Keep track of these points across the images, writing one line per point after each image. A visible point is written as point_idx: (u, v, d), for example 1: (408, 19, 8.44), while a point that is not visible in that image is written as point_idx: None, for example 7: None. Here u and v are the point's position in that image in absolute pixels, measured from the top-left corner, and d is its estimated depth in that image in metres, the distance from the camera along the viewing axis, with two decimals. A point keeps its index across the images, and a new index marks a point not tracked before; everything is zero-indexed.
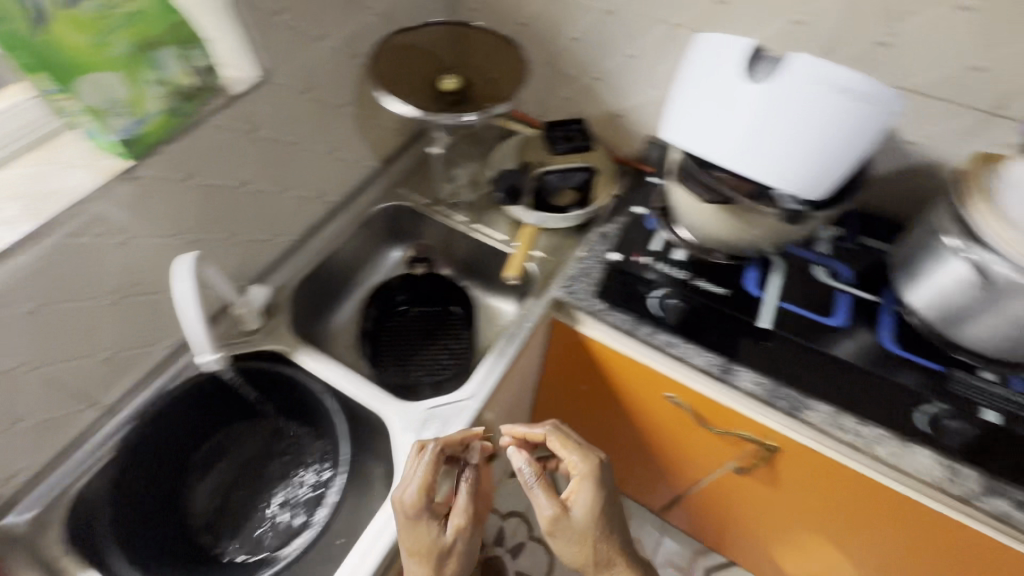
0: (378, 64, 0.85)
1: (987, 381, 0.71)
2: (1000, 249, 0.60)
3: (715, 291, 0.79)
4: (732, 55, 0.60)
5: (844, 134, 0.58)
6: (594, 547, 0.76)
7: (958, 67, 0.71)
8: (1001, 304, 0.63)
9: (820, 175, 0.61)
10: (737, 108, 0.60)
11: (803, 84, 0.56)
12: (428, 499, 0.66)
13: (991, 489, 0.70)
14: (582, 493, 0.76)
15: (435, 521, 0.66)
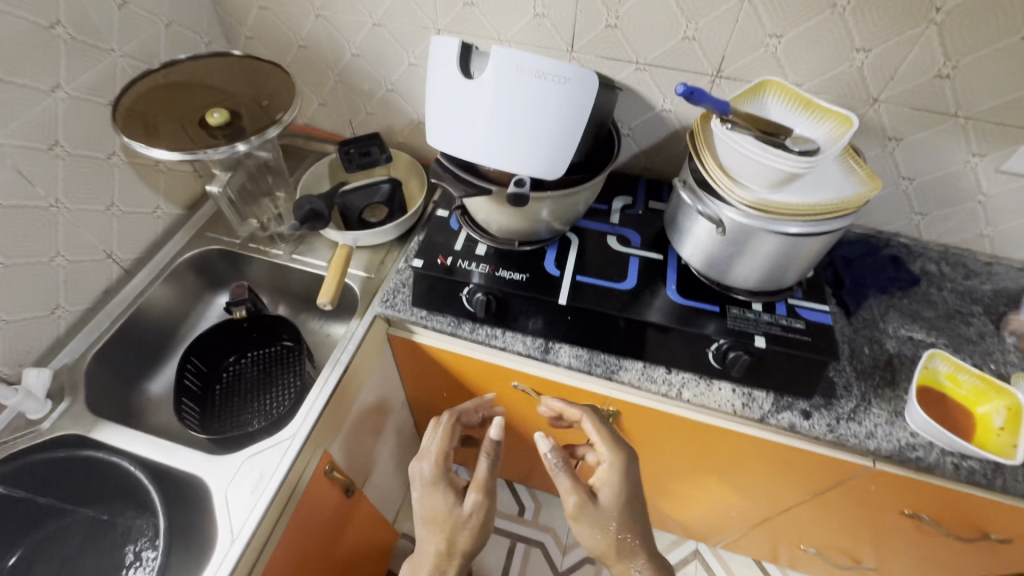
0: (135, 109, 0.81)
1: (756, 313, 0.78)
2: (727, 198, 0.68)
3: (514, 277, 0.81)
4: (446, 56, 0.63)
5: (556, 112, 0.61)
6: (609, 538, 0.69)
7: (676, 40, 0.78)
8: (742, 246, 0.72)
9: (553, 153, 0.63)
10: (460, 106, 0.62)
11: (506, 74, 0.59)
12: (441, 470, 0.73)
13: (777, 405, 0.79)
14: (608, 479, 0.71)
15: (448, 489, 0.72)
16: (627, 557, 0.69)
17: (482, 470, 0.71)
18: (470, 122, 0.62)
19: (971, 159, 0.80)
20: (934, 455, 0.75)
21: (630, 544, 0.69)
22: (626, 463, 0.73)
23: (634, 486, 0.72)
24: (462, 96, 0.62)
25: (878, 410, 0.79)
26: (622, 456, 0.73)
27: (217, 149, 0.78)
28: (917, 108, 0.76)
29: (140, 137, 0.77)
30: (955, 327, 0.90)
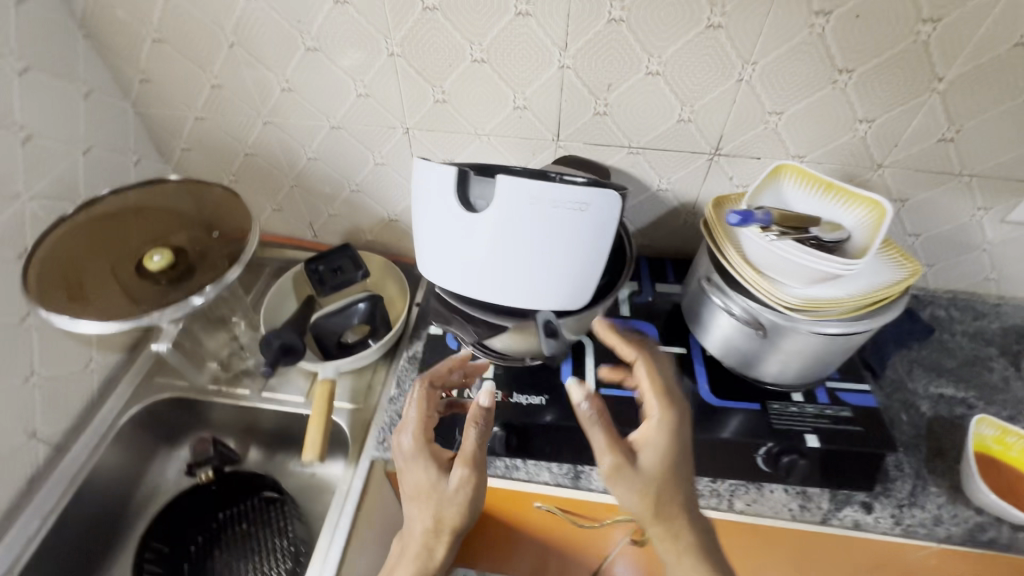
0: (60, 266, 0.68)
1: (798, 405, 0.72)
2: (760, 293, 0.63)
3: (532, 402, 0.72)
4: (442, 188, 0.55)
5: (576, 245, 0.53)
6: (642, 503, 0.54)
7: (671, 122, 0.73)
8: (783, 343, 0.66)
9: (576, 286, 0.56)
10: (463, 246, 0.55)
11: (515, 208, 0.51)
12: (425, 444, 0.62)
13: (836, 502, 0.72)
14: (653, 440, 0.55)
15: (433, 466, 0.60)
16: (662, 522, 0.55)
17: (469, 440, 0.60)
18: (478, 263, 0.55)
19: (976, 212, 0.78)
20: (1005, 532, 0.70)
21: (671, 510, 0.55)
22: (676, 424, 0.56)
23: (682, 441, 0.56)
24: (466, 233, 0.54)
25: (937, 488, 0.74)
26: (669, 408, 0.57)
27: (169, 310, 0.65)
28: (922, 170, 0.73)
29: (70, 306, 0.65)
30: (978, 375, 0.88)
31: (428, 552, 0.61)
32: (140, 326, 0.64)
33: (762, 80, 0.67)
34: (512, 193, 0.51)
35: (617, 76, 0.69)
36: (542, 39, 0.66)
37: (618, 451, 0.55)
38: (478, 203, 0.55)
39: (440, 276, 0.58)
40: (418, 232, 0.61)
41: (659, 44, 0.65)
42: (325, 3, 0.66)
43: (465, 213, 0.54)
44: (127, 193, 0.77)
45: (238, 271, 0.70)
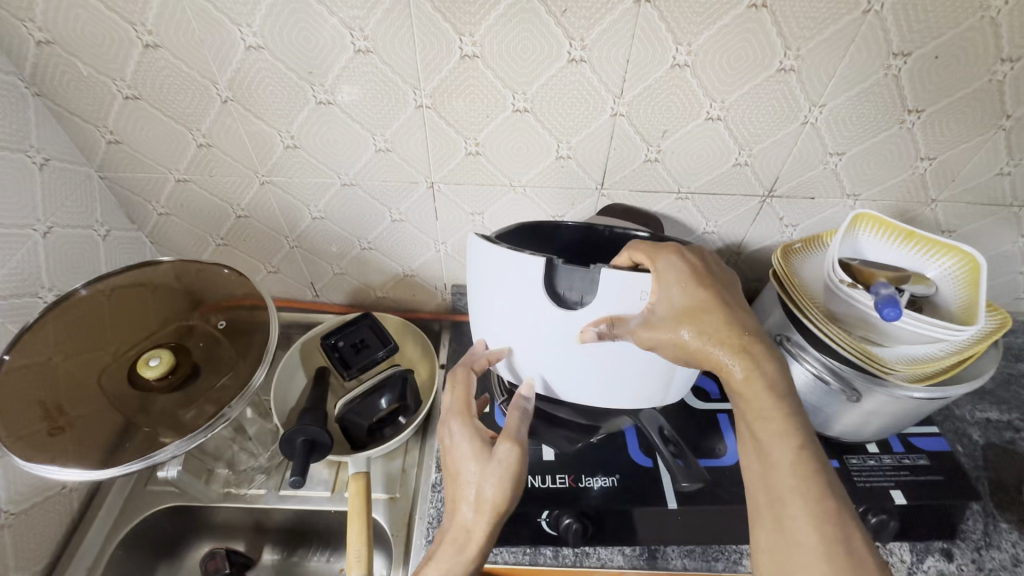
0: (37, 404, 0.56)
1: (876, 458, 0.69)
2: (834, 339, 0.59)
3: (603, 485, 0.66)
4: (535, 284, 0.51)
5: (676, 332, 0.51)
6: (694, 341, 0.48)
7: (727, 167, 0.68)
8: (874, 407, 0.61)
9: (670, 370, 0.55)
10: (554, 333, 0.52)
11: (624, 303, 0.49)
12: (468, 422, 0.59)
13: (917, 553, 0.69)
14: (673, 286, 0.49)
15: (474, 440, 0.57)
16: (720, 349, 0.48)
17: (513, 421, 0.57)
18: (571, 349, 0.53)
19: (1017, 240, 0.77)
20: None
21: (727, 343, 0.48)
22: (687, 260, 0.51)
23: (691, 259, 0.52)
24: (564, 331, 0.52)
25: (1008, 524, 0.72)
26: (666, 245, 0.52)
27: (199, 430, 0.56)
28: (975, 202, 0.72)
29: (71, 453, 0.53)
30: (1017, 395, 0.88)
31: (467, 540, 0.53)
32: (172, 455, 0.54)
33: (827, 122, 0.62)
34: (614, 290, 0.48)
35: (673, 123, 0.63)
36: (595, 86, 0.59)
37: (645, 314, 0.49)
38: (573, 295, 0.51)
39: (529, 364, 0.57)
40: (488, 318, 0.57)
41: (724, 88, 0.59)
42: (343, 52, 0.57)
43: (558, 303, 0.51)
44: (97, 284, 0.67)
45: (270, 358, 0.62)
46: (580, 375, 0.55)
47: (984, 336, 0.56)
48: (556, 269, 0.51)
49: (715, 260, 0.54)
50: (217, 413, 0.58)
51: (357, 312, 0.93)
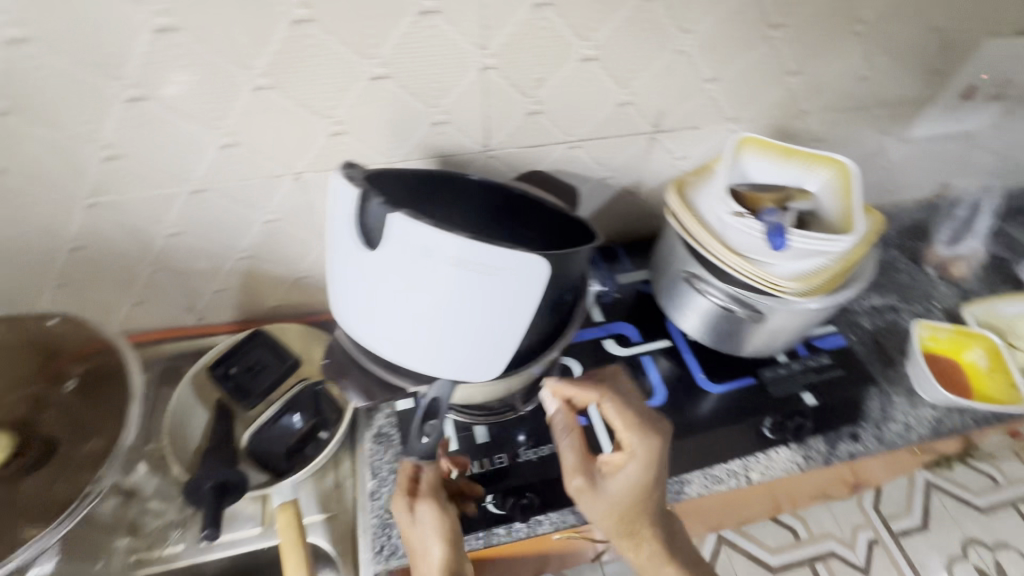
0: None
1: (786, 366, 0.73)
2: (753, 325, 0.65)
3: (542, 453, 0.65)
4: (349, 219, 0.44)
5: (477, 301, 0.43)
6: (615, 526, 0.54)
7: (609, 109, 0.65)
8: (761, 326, 0.64)
9: (478, 353, 0.46)
10: (361, 280, 0.45)
11: (409, 257, 0.41)
12: (410, 504, 0.55)
13: (833, 441, 0.74)
14: (635, 464, 0.54)
15: (409, 519, 0.54)
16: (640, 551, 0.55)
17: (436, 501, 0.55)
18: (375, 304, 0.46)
19: (882, 136, 0.82)
20: (959, 420, 0.80)
21: (633, 525, 0.54)
22: (655, 447, 0.54)
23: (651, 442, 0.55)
24: (379, 279, 0.44)
25: (899, 396, 0.81)
26: (649, 424, 0.55)
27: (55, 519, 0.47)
28: (842, 108, 0.75)
29: None
30: (895, 280, 0.97)
31: None
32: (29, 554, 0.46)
33: (698, 49, 0.61)
34: (404, 238, 0.41)
35: (547, 70, 0.59)
36: (455, 40, 0.53)
37: (588, 471, 0.55)
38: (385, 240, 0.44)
39: (359, 325, 0.48)
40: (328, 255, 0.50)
41: (591, 24, 0.55)
42: (139, 33, 0.47)
43: (366, 243, 0.44)
44: None
45: (141, 412, 0.54)
46: (403, 340, 0.46)
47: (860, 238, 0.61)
48: (371, 206, 0.43)
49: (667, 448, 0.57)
50: (83, 489, 0.49)
51: (251, 327, 0.83)
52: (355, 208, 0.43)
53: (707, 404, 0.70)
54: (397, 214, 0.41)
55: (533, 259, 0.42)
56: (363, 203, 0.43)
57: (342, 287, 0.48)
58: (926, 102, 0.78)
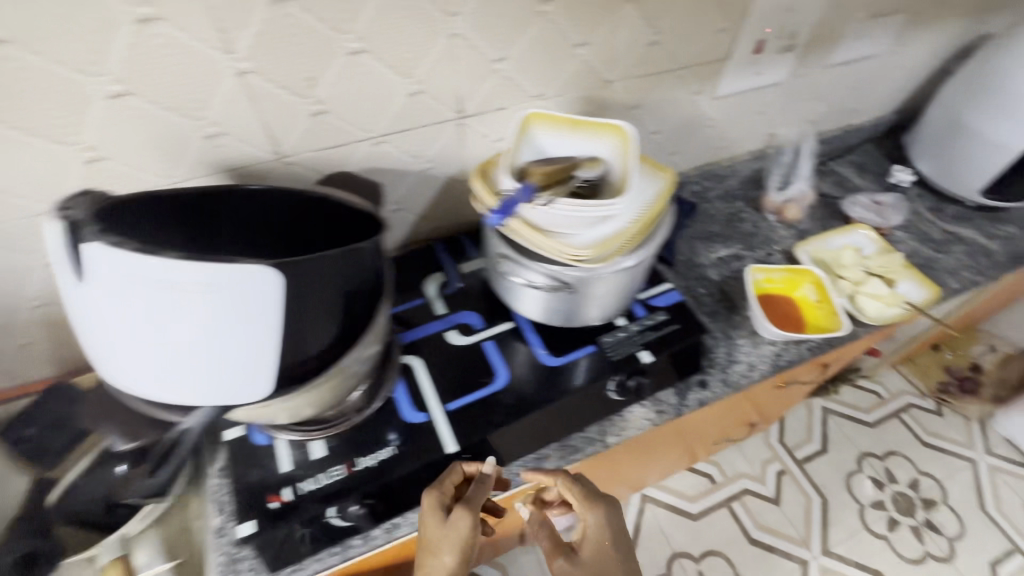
0: None
1: (625, 329, 0.75)
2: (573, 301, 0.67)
3: (381, 458, 0.62)
4: (56, 252, 0.40)
5: (217, 319, 0.41)
6: None
7: (402, 100, 0.64)
8: (588, 297, 0.66)
9: (240, 371, 0.45)
10: (89, 315, 0.42)
11: (127, 284, 0.39)
12: (444, 506, 0.58)
13: (681, 393, 0.78)
14: (593, 529, 0.61)
15: (438, 522, 0.57)
16: None
17: (472, 497, 0.58)
18: (111, 339, 0.42)
19: (694, 97, 0.86)
20: (797, 352, 0.85)
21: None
22: (603, 518, 0.61)
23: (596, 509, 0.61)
24: (104, 312, 0.41)
25: (742, 340, 0.86)
26: (597, 499, 0.62)
27: None
28: (644, 75, 0.77)
29: None
30: (739, 229, 1.03)
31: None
32: None
33: (473, 30, 0.61)
34: (115, 266, 0.38)
35: (315, 68, 0.56)
36: (193, 47, 0.50)
37: (566, 550, 0.62)
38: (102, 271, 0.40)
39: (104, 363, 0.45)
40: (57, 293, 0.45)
41: (344, 16, 0.54)
42: None
43: (81, 276, 0.40)
44: None
45: None
46: (153, 372, 0.43)
47: (654, 204, 0.63)
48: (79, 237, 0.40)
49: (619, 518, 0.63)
50: None
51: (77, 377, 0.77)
52: (57, 241, 0.39)
53: (552, 378, 0.71)
54: (102, 242, 0.38)
55: (268, 269, 0.41)
56: (63, 235, 0.39)
57: (77, 325, 0.44)
58: (724, 60, 0.82)
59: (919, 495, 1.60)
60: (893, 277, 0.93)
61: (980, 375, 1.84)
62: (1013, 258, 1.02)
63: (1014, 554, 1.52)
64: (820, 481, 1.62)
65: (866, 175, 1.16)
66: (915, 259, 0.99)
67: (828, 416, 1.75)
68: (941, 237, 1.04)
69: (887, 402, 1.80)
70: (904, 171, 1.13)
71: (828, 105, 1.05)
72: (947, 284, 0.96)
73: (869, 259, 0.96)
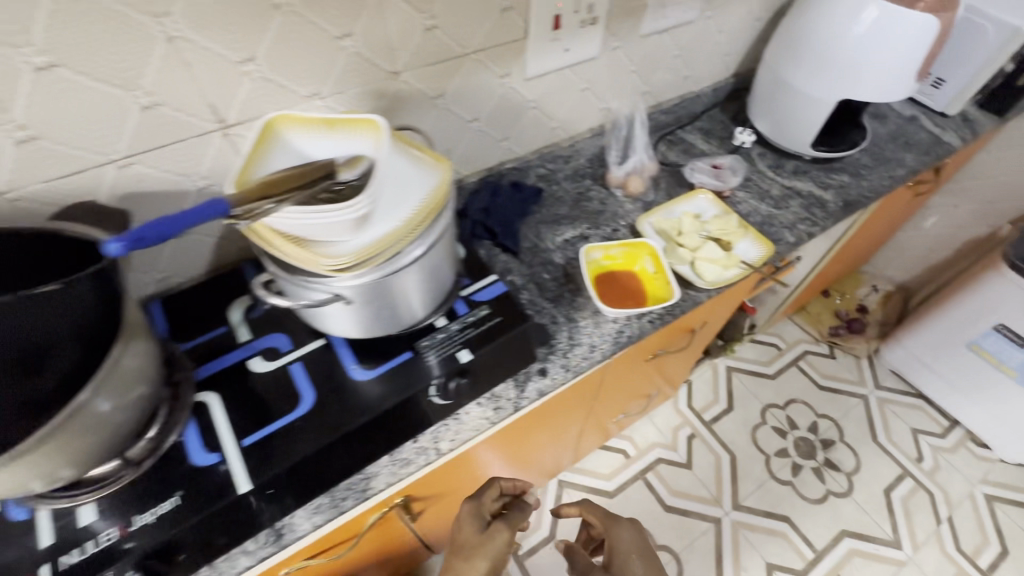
0: None
1: (444, 330, 0.73)
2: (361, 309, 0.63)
3: (163, 511, 0.57)
4: None
5: None
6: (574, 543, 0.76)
7: (137, 116, 0.58)
8: (402, 298, 0.64)
9: None
10: None
11: None
12: (472, 505, 0.77)
13: (519, 385, 0.75)
14: (622, 539, 0.80)
15: (478, 514, 0.76)
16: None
17: (489, 492, 0.79)
18: None
19: (503, 80, 0.83)
20: (641, 326, 0.84)
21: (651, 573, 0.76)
22: (625, 531, 0.81)
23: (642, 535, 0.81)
24: None
25: (584, 322, 0.85)
26: (619, 516, 0.82)
27: None
28: (435, 62, 0.74)
29: None
30: (587, 208, 1.02)
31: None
32: None
33: (197, 32, 0.55)
34: None
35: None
36: None
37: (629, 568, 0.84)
38: None
39: None
40: None
41: (10, 29, 0.47)
42: None
43: None
44: None
45: None
46: None
47: (426, 204, 0.60)
48: None
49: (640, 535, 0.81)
50: None
51: None
52: None
53: (367, 393, 0.68)
54: None
55: None
56: None
57: None
58: (522, 40, 0.79)
59: (819, 437, 1.68)
60: (730, 240, 0.95)
61: (866, 315, 1.95)
62: (845, 206, 1.07)
63: (904, 478, 1.62)
64: (728, 438, 1.67)
65: (712, 140, 1.18)
66: (754, 218, 1.02)
67: (732, 375, 1.81)
68: (780, 193, 1.08)
69: (785, 352, 1.88)
70: (745, 132, 1.16)
71: (659, 75, 1.05)
72: (783, 240, 0.99)
73: (708, 225, 0.97)
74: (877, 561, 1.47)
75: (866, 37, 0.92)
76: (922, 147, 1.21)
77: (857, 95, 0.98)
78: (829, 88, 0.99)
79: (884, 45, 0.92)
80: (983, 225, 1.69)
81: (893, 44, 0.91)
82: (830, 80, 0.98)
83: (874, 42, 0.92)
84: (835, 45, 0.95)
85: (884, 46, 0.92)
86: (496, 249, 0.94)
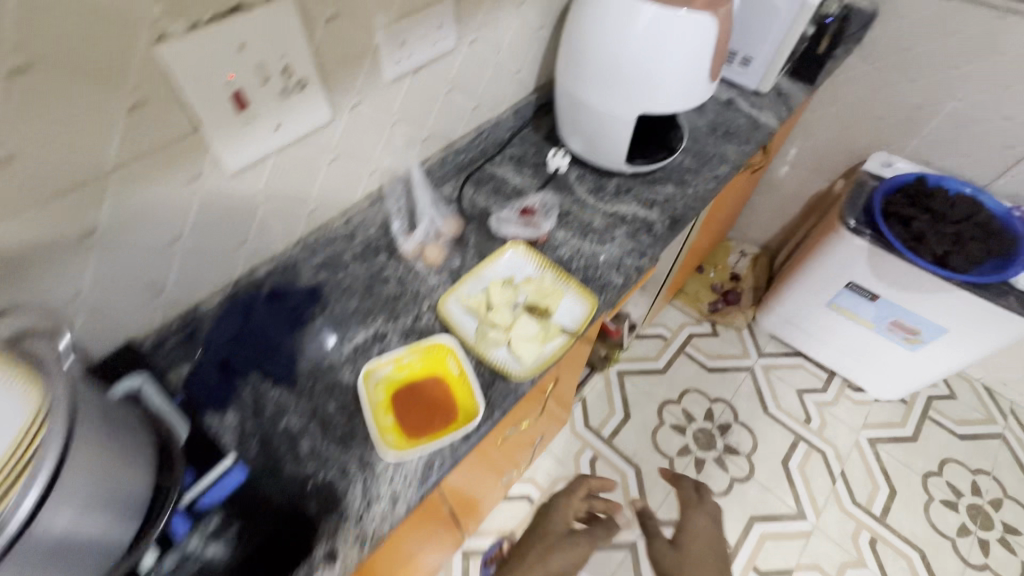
0: None
1: None
2: None
3: None
4: None
5: None
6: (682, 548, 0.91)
7: None
8: (75, 541, 0.43)
9: None
10: None
11: None
12: (564, 513, 1.04)
13: None
14: (698, 515, 0.99)
15: (568, 506, 1.05)
16: (685, 534, 0.95)
17: (572, 497, 1.06)
18: None
19: (194, 186, 0.62)
20: (451, 450, 0.67)
21: (676, 535, 0.96)
22: (702, 512, 0.99)
23: (708, 502, 1.02)
24: None
25: (381, 465, 0.66)
26: (704, 493, 1.04)
27: None
28: (47, 199, 0.50)
29: None
30: (382, 293, 0.84)
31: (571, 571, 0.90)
32: None
33: None
34: None
35: None
36: None
37: (683, 509, 1.01)
38: None
39: None
40: None
41: None
42: None
43: None
44: None
45: None
46: None
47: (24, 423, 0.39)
48: None
49: (713, 515, 1.00)
50: None
51: None
52: None
53: None
54: None
55: None
56: None
57: None
58: (195, 134, 0.58)
59: (715, 424, 1.66)
60: (548, 303, 0.81)
61: (739, 283, 1.93)
62: (672, 224, 0.96)
63: (798, 444, 1.64)
64: (631, 449, 1.61)
65: (526, 170, 1.03)
66: (577, 263, 0.89)
67: (624, 379, 1.75)
68: (603, 224, 0.95)
69: (672, 341, 1.84)
70: (558, 155, 1.02)
71: (436, 116, 0.87)
72: (610, 283, 0.87)
73: (523, 291, 0.82)
74: (787, 540, 1.48)
75: (648, 44, 0.80)
76: (742, 134, 1.15)
77: (654, 108, 0.87)
78: (624, 103, 0.87)
79: (668, 53, 0.80)
80: (822, 180, 1.71)
81: (677, 51, 0.80)
82: (624, 95, 0.86)
83: (658, 50, 0.80)
84: (620, 56, 0.83)
85: (668, 54, 0.80)
86: (265, 385, 0.73)
